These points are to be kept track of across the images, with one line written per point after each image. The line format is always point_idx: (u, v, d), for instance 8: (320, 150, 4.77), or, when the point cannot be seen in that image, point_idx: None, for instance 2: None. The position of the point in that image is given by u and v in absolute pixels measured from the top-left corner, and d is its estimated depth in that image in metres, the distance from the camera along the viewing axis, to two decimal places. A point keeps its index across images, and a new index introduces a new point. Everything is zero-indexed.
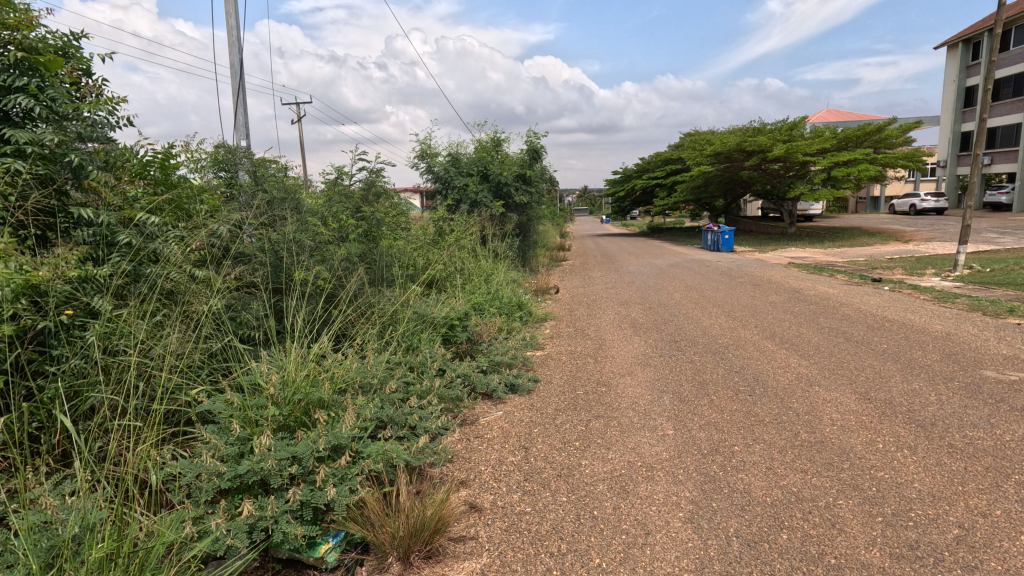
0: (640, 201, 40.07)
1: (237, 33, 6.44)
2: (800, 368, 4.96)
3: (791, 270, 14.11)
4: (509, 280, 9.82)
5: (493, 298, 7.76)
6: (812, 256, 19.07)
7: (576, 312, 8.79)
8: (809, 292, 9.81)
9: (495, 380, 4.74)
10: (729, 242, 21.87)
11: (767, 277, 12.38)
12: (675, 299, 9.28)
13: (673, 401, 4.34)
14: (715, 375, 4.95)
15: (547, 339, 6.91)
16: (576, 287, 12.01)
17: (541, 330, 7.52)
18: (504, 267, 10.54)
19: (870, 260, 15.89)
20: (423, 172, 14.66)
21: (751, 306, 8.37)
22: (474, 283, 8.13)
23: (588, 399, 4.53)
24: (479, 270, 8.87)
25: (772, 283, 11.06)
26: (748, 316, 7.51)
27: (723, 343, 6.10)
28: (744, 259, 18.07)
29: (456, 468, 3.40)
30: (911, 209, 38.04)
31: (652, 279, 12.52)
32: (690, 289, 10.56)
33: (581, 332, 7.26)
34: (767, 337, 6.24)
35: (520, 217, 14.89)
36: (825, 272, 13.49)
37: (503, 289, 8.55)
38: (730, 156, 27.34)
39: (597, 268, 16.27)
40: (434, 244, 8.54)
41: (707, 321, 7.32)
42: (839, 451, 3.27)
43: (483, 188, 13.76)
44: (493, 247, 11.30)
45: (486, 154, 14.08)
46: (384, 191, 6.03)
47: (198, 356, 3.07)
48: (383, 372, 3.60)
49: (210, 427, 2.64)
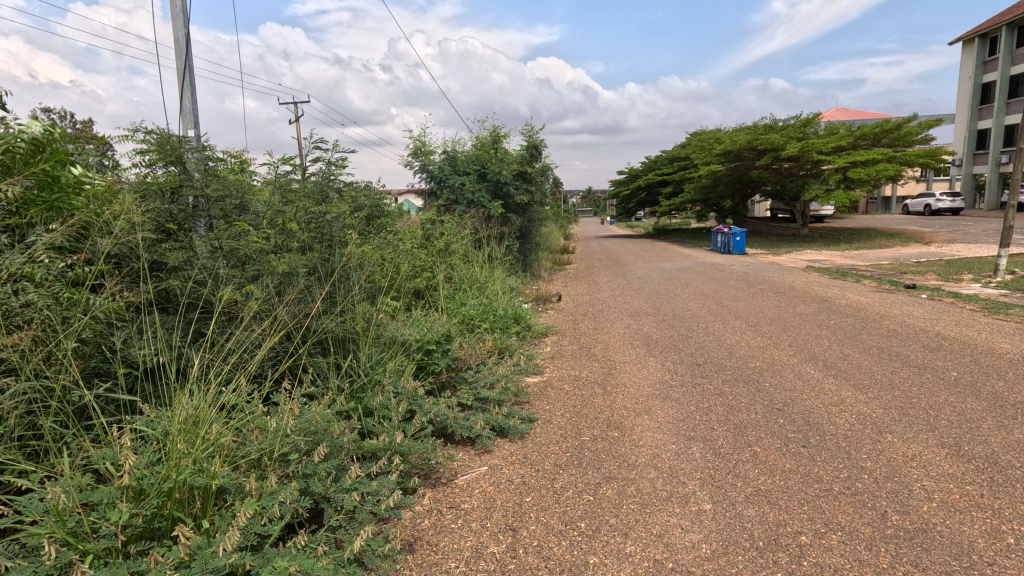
0: (646, 202, 39.11)
1: (183, 4, 5.53)
2: (859, 405, 4.00)
3: (812, 275, 13.13)
4: (506, 289, 8.88)
5: (486, 311, 6.82)
6: (830, 259, 18.07)
7: (580, 324, 7.84)
8: (840, 301, 8.82)
9: (478, 423, 3.81)
10: (741, 244, 20.87)
11: (787, 283, 11.41)
12: (691, 310, 8.33)
13: (705, 454, 3.39)
14: (752, 415, 3.98)
15: (547, 360, 5.96)
16: (581, 294, 11.05)
17: (541, 348, 6.58)
18: (502, 273, 9.61)
19: (896, 263, 14.86)
20: (417, 171, 13.78)
21: (779, 318, 7.41)
22: (464, 294, 7.18)
23: (595, 449, 3.58)
24: (471, 277, 7.93)
25: (796, 291, 10.09)
26: (778, 332, 6.55)
27: (756, 368, 5.13)
28: (759, 262, 17.09)
29: (413, 568, 2.45)
30: (926, 209, 36.88)
31: (662, 286, 11.55)
32: (706, 297, 9.61)
33: (586, 350, 6.31)
34: (808, 360, 5.27)
35: (521, 219, 13.96)
36: (850, 277, 12.50)
37: (498, 300, 7.61)
38: (740, 155, 26.37)
39: (602, 272, 15.31)
40: (419, 249, 7.59)
41: (733, 338, 6.35)
42: (954, 550, 2.31)
43: (480, 187, 12.87)
44: (489, 252, 10.39)
45: (483, 151, 13.16)
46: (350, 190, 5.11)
47: (43, 420, 2.17)
48: (320, 431, 2.69)
49: (20, 543, 1.73)
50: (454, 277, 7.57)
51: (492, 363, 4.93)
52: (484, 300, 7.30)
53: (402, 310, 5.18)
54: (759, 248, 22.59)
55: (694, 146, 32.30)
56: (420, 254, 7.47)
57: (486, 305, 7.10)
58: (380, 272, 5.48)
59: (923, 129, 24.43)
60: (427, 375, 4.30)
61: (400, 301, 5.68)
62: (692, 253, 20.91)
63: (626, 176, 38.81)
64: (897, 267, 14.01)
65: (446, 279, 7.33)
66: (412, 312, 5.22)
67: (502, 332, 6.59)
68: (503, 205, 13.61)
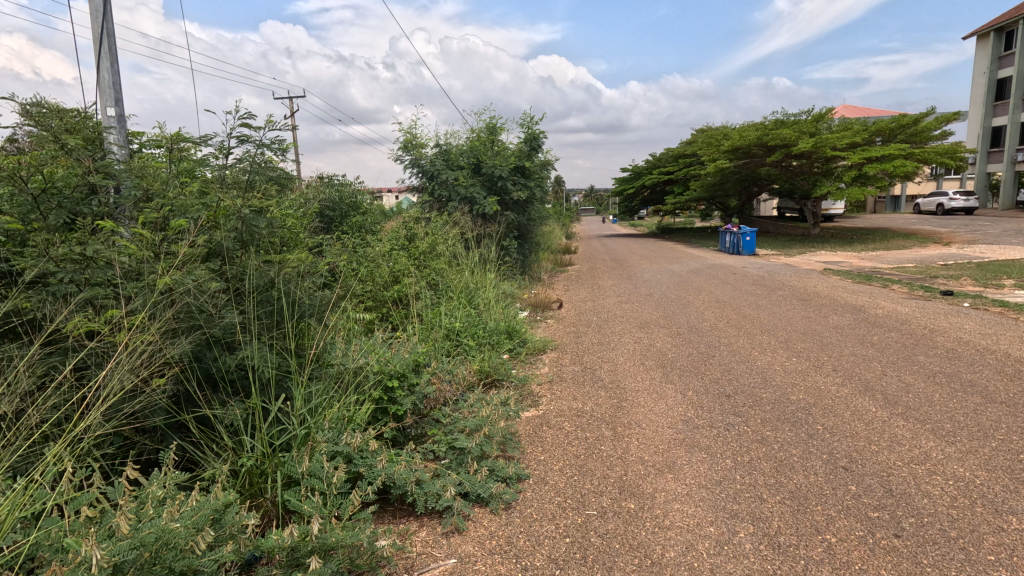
0: (650, 200, 38.14)
1: None
2: (954, 466, 3.03)
3: (833, 279, 12.15)
4: (499, 295, 7.95)
5: (472, 327, 5.85)
6: (847, 261, 17.07)
7: (584, 338, 6.90)
8: (875, 311, 7.82)
9: (447, 491, 2.86)
10: (751, 245, 19.89)
11: (810, 288, 10.43)
12: (709, 321, 7.37)
13: (759, 547, 2.43)
14: (811, 478, 3.02)
15: (541, 387, 5.00)
16: (583, 301, 10.10)
17: (538, 369, 5.63)
18: (495, 279, 8.68)
19: (922, 266, 13.84)
20: (408, 165, 12.85)
21: (813, 333, 6.45)
22: (447, 306, 6.22)
23: (605, 534, 2.62)
24: (459, 282, 6.96)
25: (822, 298, 9.12)
26: (815, 351, 5.59)
27: (801, 401, 4.16)
28: (772, 265, 16.10)
29: None
30: (939, 208, 35.80)
31: (672, 291, 10.59)
32: (722, 305, 8.65)
33: (589, 373, 5.36)
34: (862, 391, 4.31)
35: (519, 216, 13.01)
36: (876, 282, 11.47)
37: (489, 312, 6.65)
38: (749, 151, 25.37)
39: (606, 274, 14.34)
40: (395, 255, 6.62)
41: (765, 359, 5.39)
42: None
43: (474, 182, 11.96)
44: (482, 254, 9.45)
45: (478, 144, 12.21)
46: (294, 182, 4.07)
47: None
48: (178, 544, 1.73)
49: None
50: (437, 286, 6.62)
51: (474, 397, 3.98)
52: (471, 311, 6.34)
53: (364, 331, 4.23)
54: (770, 248, 21.57)
55: (700, 142, 31.30)
56: (396, 261, 6.49)
57: (473, 318, 6.15)
58: (337, 283, 4.53)
59: (942, 124, 23.35)
60: (387, 419, 3.35)
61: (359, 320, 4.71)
62: (700, 254, 19.97)
63: (630, 173, 37.79)
64: (924, 270, 12.99)
65: (425, 289, 6.38)
66: (376, 333, 4.27)
67: (491, 352, 5.61)
68: (500, 202, 12.67)
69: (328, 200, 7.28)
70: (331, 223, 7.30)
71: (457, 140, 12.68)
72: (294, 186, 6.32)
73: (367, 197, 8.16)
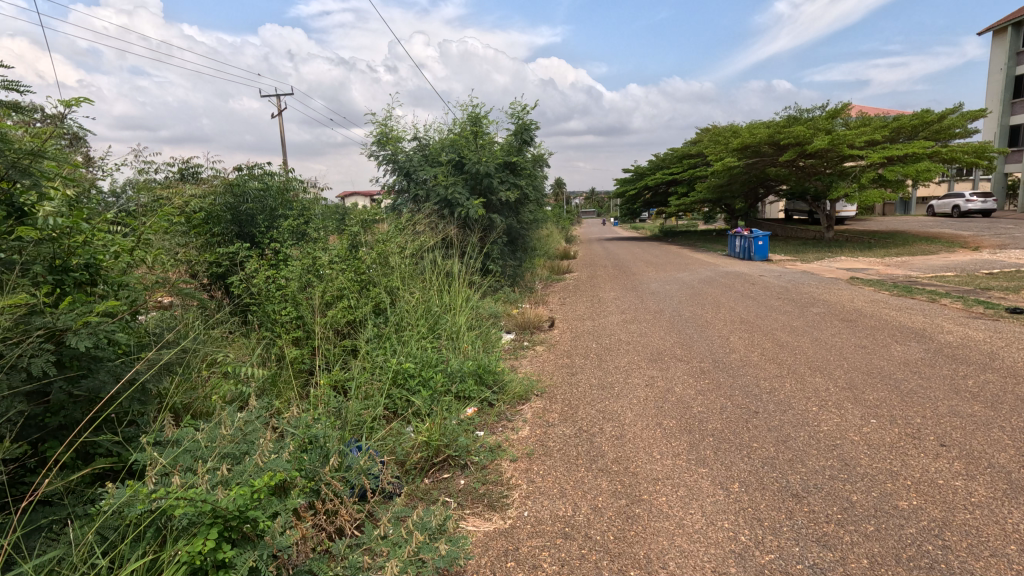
0: (653, 203, 36.74)
1: None
2: None
3: (867, 292, 10.65)
4: (474, 318, 6.48)
5: (425, 378, 4.38)
6: (873, 268, 15.56)
7: (579, 376, 5.41)
8: (945, 338, 6.27)
9: None
10: (763, 250, 18.42)
11: (846, 304, 8.92)
12: (737, 353, 5.87)
13: None
14: None
15: (513, 469, 3.48)
16: (582, 318, 8.61)
17: (515, 431, 4.13)
18: (472, 296, 7.20)
19: (965, 276, 12.26)
20: (382, 161, 11.40)
21: (879, 372, 4.94)
22: (393, 346, 4.74)
23: None
24: (417, 307, 5.45)
25: (868, 317, 7.60)
26: (895, 405, 4.08)
27: (918, 517, 2.62)
28: (792, 273, 14.58)
29: None
30: (955, 210, 34.22)
31: (685, 306, 9.12)
32: (748, 327, 7.18)
33: (585, 440, 3.85)
34: (1011, 496, 2.75)
35: (510, 219, 11.54)
36: (920, 296, 9.92)
37: (454, 348, 5.15)
38: (759, 150, 23.85)
39: (606, 284, 12.88)
40: (328, 276, 5.10)
41: (830, 421, 3.85)
42: None
43: (456, 180, 10.50)
44: (458, 265, 7.98)
45: (460, 136, 10.72)
46: (75, 180, 2.60)
47: None
48: None
49: None
50: (385, 313, 5.12)
51: (398, 515, 2.46)
52: (427, 348, 4.84)
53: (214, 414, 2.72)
54: (783, 254, 20.05)
55: (706, 141, 29.86)
56: (325, 286, 4.98)
57: (430, 359, 4.66)
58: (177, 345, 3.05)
59: (967, 120, 21.71)
60: None
61: (217, 400, 3.18)
62: (708, 259, 18.55)
63: (632, 173, 36.28)
64: (969, 280, 11.41)
65: (356, 326, 4.93)
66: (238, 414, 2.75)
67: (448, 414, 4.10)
68: (487, 203, 11.20)
69: (254, 198, 5.73)
70: (256, 229, 5.75)
71: (437, 132, 11.20)
72: (173, 202, 4.99)
73: (314, 195, 6.69)
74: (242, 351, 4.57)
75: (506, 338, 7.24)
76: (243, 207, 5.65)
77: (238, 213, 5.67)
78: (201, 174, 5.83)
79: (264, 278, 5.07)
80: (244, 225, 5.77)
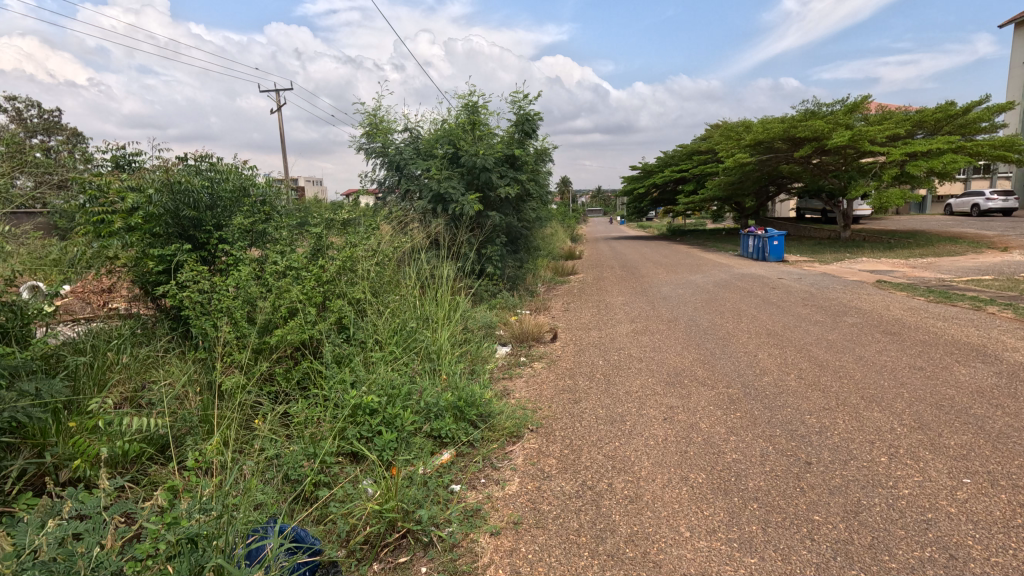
0: (661, 201, 35.76)
1: None
2: None
3: (902, 298, 9.70)
4: (460, 332, 5.62)
5: (389, 418, 3.53)
6: (899, 270, 14.57)
7: (583, 404, 4.54)
8: (1015, 356, 5.35)
9: None
10: (779, 250, 17.46)
11: (883, 313, 7.99)
12: (769, 376, 4.97)
13: None
14: None
15: (493, 549, 2.61)
16: (587, 328, 7.74)
17: (501, 486, 3.27)
18: (461, 304, 6.34)
19: (1006, 280, 11.28)
20: (371, 155, 10.56)
21: (953, 405, 4.03)
22: (353, 375, 3.90)
23: None
24: (390, 322, 4.60)
25: (915, 330, 6.67)
26: (991, 458, 3.17)
27: None
28: (813, 276, 13.63)
29: None
30: (973, 209, 33.06)
31: (701, 314, 8.23)
32: (777, 341, 6.30)
33: (591, 503, 2.98)
34: None
35: (509, 217, 10.68)
36: (964, 303, 8.95)
37: (432, 373, 4.29)
38: (772, 146, 22.86)
39: (613, 287, 12.02)
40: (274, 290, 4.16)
41: (911, 482, 2.96)
42: None
43: (450, 174, 9.64)
44: (448, 269, 7.12)
45: (455, 127, 9.83)
46: None
47: None
48: None
49: None
50: (349, 332, 4.26)
51: None
52: (398, 376, 4.00)
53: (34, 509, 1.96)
54: (800, 255, 19.07)
55: (717, 137, 28.86)
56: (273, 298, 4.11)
57: (397, 389, 3.82)
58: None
59: (994, 114, 20.57)
60: None
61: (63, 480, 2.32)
62: (719, 260, 17.65)
63: (639, 170, 35.28)
64: (1012, 285, 10.42)
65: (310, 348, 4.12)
66: (76, 506, 1.91)
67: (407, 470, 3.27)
68: (484, 200, 10.34)
69: (201, 195, 4.60)
70: (203, 231, 4.63)
71: (431, 123, 10.31)
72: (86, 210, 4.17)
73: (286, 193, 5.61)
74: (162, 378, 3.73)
75: (500, 352, 6.40)
76: (186, 208, 4.48)
77: (181, 215, 4.49)
78: (141, 163, 4.75)
79: (197, 292, 4.15)
80: (192, 227, 4.61)
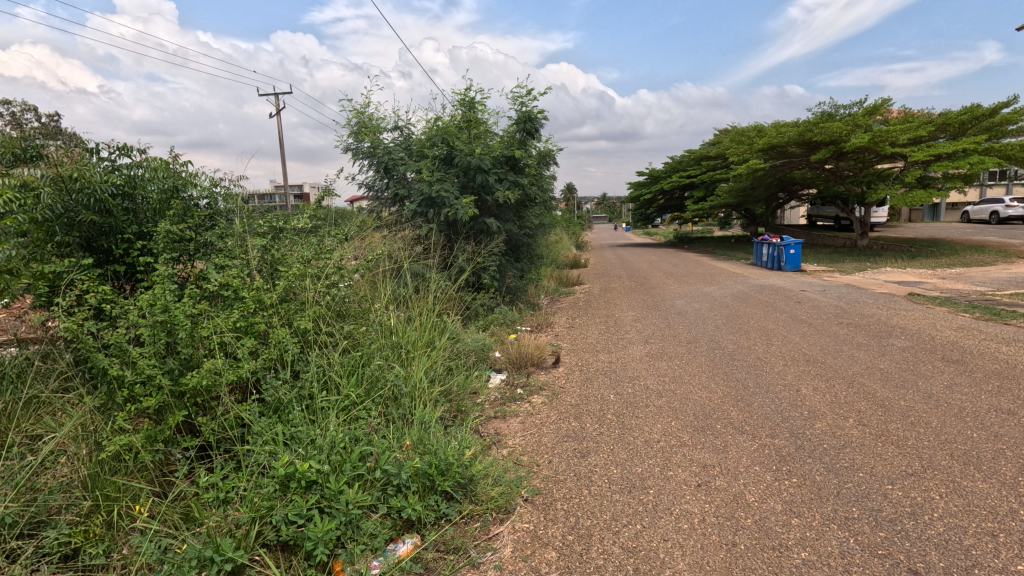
0: (669, 208, 34.81)
1: None
2: None
3: (945, 314, 8.70)
4: (443, 362, 4.69)
5: (331, 496, 2.62)
6: (929, 282, 13.55)
7: (592, 463, 3.59)
8: None
9: None
10: (796, 259, 16.47)
11: (933, 334, 7.00)
12: (822, 422, 4.00)
13: None
14: None
15: None
16: (594, 350, 6.79)
17: None
18: (446, 327, 5.40)
19: None
20: (358, 156, 9.68)
21: None
22: (288, 432, 2.98)
23: None
24: (350, 357, 3.66)
25: (981, 357, 5.68)
26: None
27: None
28: (838, 287, 12.62)
29: None
30: (993, 216, 31.85)
31: (725, 334, 7.26)
32: (820, 371, 5.34)
33: None
34: None
35: (508, 223, 9.77)
36: (1019, 321, 7.94)
37: (399, 424, 3.37)
38: (787, 150, 21.89)
39: (622, 300, 11.06)
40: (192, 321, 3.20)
41: None
42: None
43: (443, 177, 8.73)
44: (434, 285, 6.20)
45: (449, 124, 8.94)
46: None
47: None
48: None
49: None
50: (293, 369, 3.32)
51: None
52: (352, 431, 3.07)
53: None
54: (818, 264, 18.07)
55: (727, 142, 27.90)
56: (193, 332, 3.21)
57: (348, 451, 2.90)
58: None
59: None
60: None
61: None
62: (733, 270, 16.66)
63: (646, 175, 34.37)
64: None
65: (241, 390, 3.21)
66: None
67: None
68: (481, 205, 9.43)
69: (112, 196, 3.61)
70: (119, 240, 3.68)
71: (424, 121, 9.43)
72: None
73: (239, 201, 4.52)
74: (43, 432, 2.99)
75: (494, 381, 5.45)
76: (88, 212, 3.47)
77: (81, 221, 3.48)
78: (45, 157, 3.69)
79: (101, 323, 3.25)
80: (100, 235, 3.65)
